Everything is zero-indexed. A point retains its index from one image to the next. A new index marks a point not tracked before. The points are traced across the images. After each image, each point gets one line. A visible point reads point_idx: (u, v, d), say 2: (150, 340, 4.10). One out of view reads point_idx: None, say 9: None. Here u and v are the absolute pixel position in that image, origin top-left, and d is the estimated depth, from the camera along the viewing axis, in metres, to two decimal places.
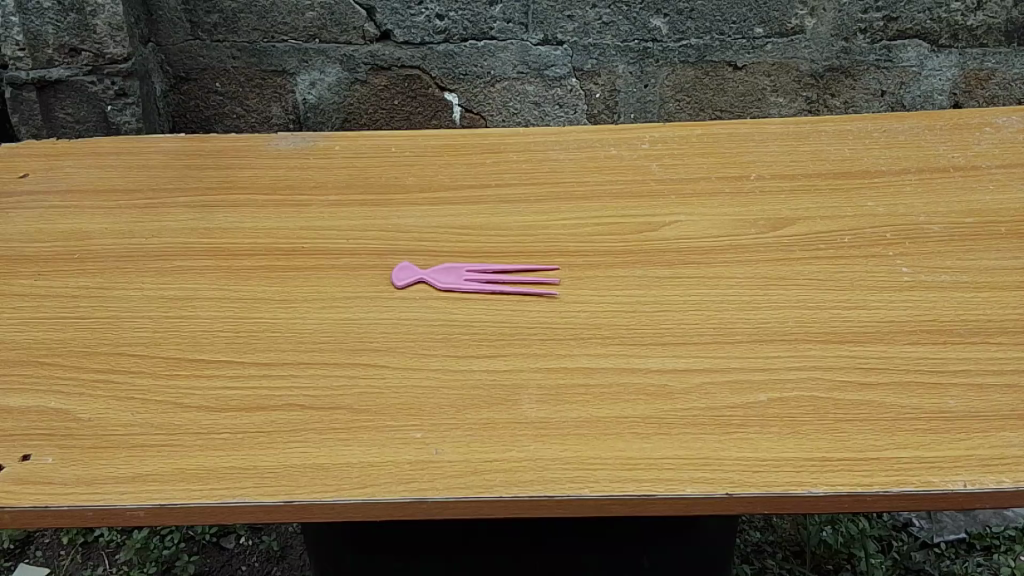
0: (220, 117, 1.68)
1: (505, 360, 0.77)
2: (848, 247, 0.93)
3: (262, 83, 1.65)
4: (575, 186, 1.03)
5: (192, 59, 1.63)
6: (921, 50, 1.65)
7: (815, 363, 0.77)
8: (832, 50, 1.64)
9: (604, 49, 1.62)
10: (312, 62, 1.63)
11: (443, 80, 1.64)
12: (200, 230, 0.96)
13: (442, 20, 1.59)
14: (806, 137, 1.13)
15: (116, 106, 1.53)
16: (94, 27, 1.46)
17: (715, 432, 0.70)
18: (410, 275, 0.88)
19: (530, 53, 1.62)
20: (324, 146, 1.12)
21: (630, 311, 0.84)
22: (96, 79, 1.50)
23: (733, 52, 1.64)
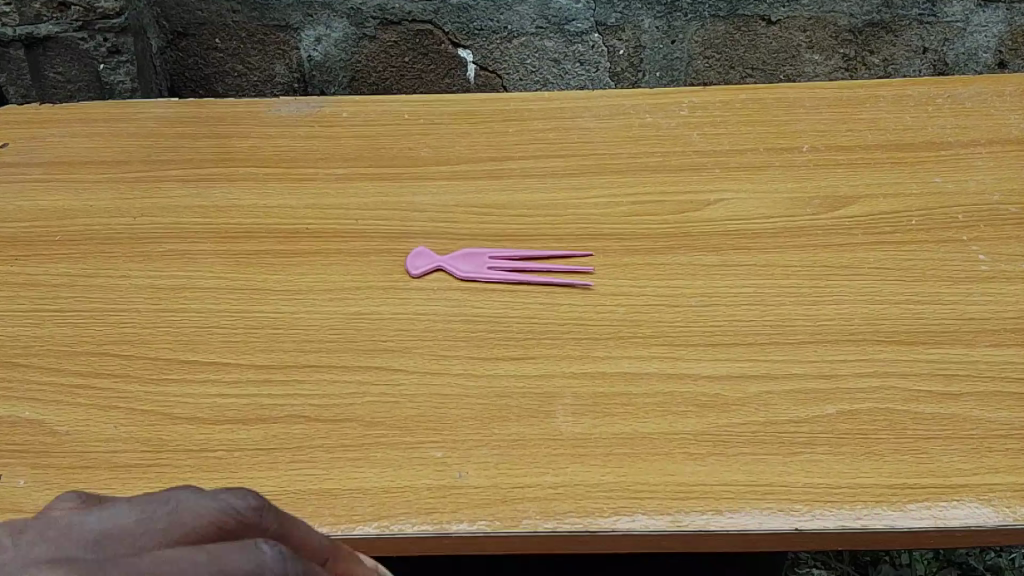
0: (221, 75, 1.58)
1: (535, 364, 0.68)
2: (915, 231, 0.83)
3: (264, 39, 1.54)
4: (607, 159, 0.93)
5: (190, 14, 1.52)
6: (968, 5, 1.51)
7: (888, 369, 0.68)
8: (873, 3, 1.51)
9: (630, 3, 1.49)
10: (317, 17, 1.51)
11: (457, 36, 1.53)
12: (194, 209, 0.87)
13: None
14: (860, 103, 1.03)
15: (110, 65, 1.42)
16: None
17: (779, 454, 0.61)
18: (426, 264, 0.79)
19: (550, 7, 1.49)
20: (329, 113, 1.02)
21: (675, 306, 0.75)
22: (87, 35, 1.39)
23: (766, 5, 1.51)
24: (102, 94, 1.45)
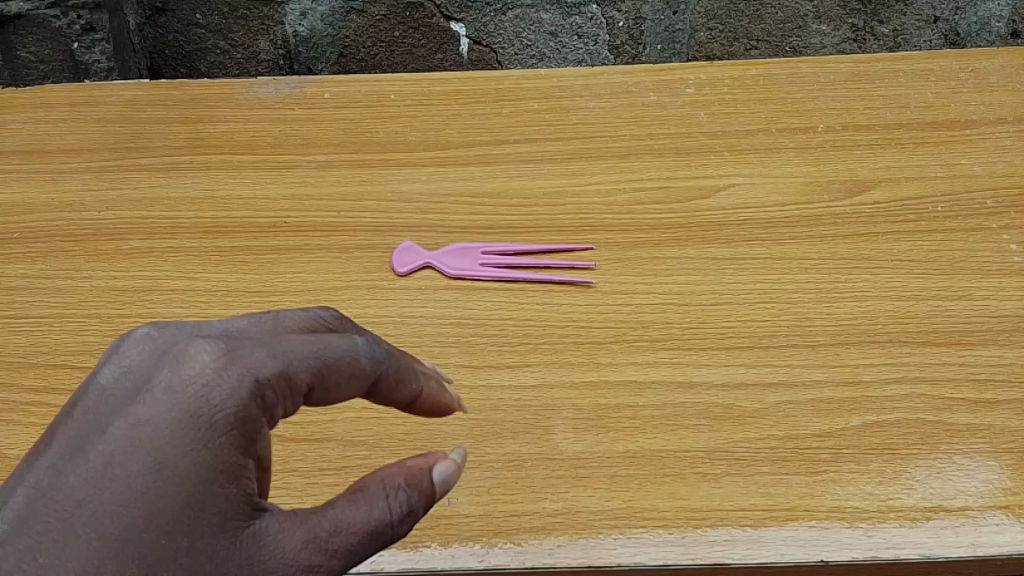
0: (203, 53, 1.44)
1: (532, 372, 0.63)
2: (942, 218, 0.77)
3: (247, 14, 1.41)
4: (608, 141, 0.87)
5: None
6: None
7: (919, 374, 0.63)
8: None
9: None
10: None
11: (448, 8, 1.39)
12: (162, 201, 0.80)
13: None
14: (879, 78, 0.96)
15: (84, 43, 1.33)
16: None
17: (801, 473, 0.56)
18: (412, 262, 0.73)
19: None
20: (310, 93, 0.95)
21: (684, 305, 0.69)
22: (59, 13, 1.30)
23: None
24: (77, 74, 1.36)
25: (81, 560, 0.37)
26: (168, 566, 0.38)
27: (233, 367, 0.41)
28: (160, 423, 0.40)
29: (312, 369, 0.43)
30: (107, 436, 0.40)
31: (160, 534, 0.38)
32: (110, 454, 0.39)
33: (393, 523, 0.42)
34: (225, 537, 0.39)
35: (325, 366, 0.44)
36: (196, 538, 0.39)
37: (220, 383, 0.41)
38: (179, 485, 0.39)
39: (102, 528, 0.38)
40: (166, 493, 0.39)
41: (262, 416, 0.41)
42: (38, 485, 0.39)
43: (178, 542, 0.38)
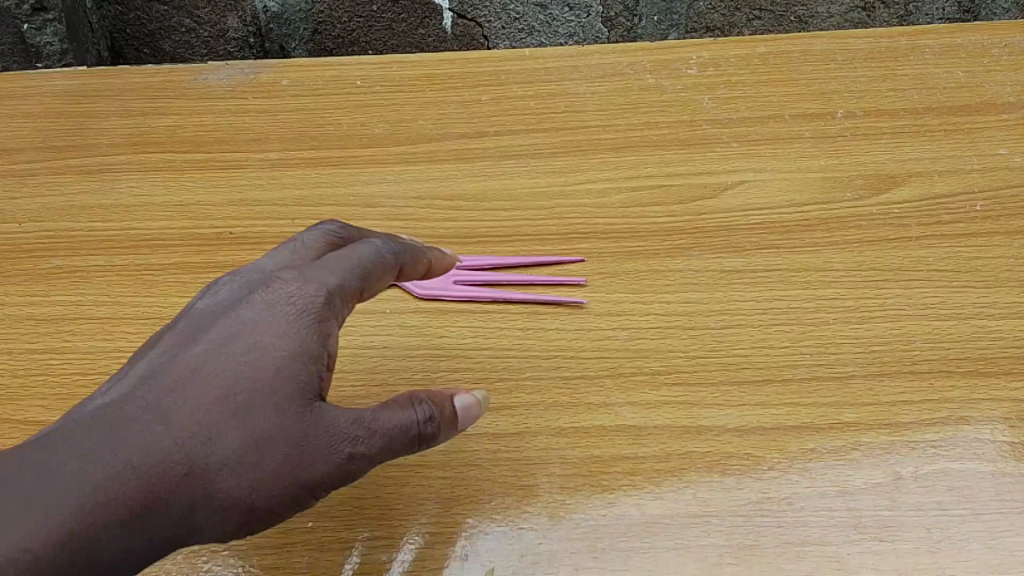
0: (167, 31, 1.10)
1: (512, 416, 0.55)
2: (981, 218, 0.68)
3: None
4: (601, 132, 0.77)
5: None
6: None
7: (961, 415, 0.54)
8: None
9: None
10: None
11: None
12: (93, 211, 0.71)
13: None
14: (904, 54, 0.85)
15: (33, 24, 1.01)
16: None
17: (846, 531, 0.49)
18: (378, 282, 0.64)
19: None
20: (263, 79, 0.83)
21: (689, 329, 0.60)
22: None
23: None
24: (27, 60, 1.05)
25: (182, 418, 0.42)
26: (258, 416, 0.42)
27: (315, 269, 0.48)
28: (257, 312, 0.45)
29: (369, 279, 0.49)
30: (205, 325, 0.46)
31: (249, 398, 0.43)
32: (213, 336, 0.45)
33: (424, 420, 0.46)
34: (301, 403, 0.43)
35: (371, 272, 0.49)
36: (280, 399, 0.43)
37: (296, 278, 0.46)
38: (269, 358, 0.44)
39: (199, 393, 0.43)
40: (253, 366, 0.43)
41: (336, 307, 0.46)
42: (149, 366, 0.44)
43: (264, 404, 0.43)
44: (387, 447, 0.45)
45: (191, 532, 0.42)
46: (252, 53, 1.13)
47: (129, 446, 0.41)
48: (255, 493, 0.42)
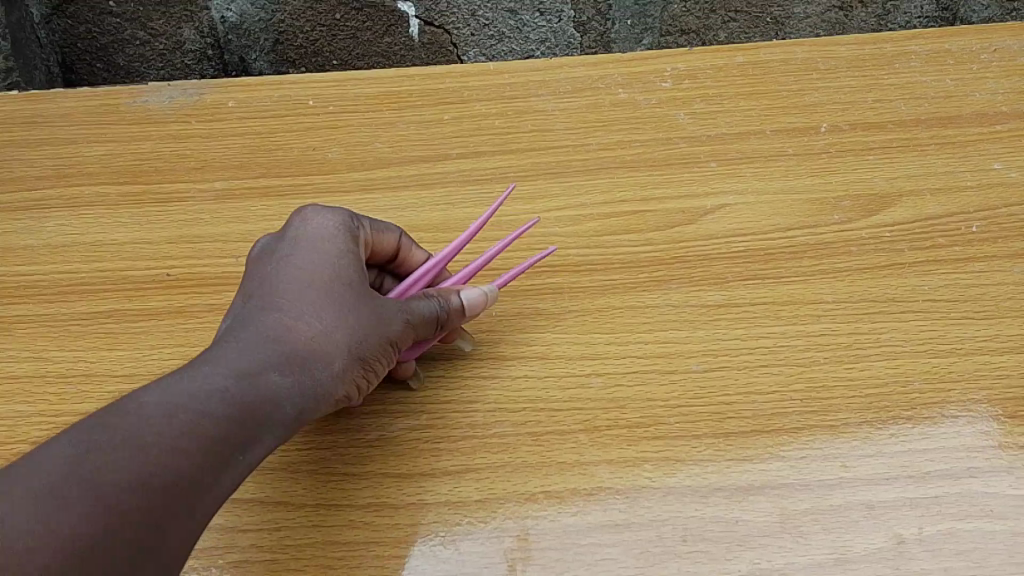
0: (121, 46, 1.03)
1: (477, 480, 0.50)
2: (978, 240, 0.64)
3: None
4: (571, 152, 0.72)
5: None
6: None
7: (970, 465, 0.50)
8: None
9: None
10: None
11: None
12: (19, 252, 0.65)
13: None
14: (889, 61, 0.81)
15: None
16: None
17: None
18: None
19: None
20: (208, 100, 0.78)
21: (669, 374, 0.55)
22: None
23: None
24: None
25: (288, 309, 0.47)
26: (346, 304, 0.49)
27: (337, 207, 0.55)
28: (315, 233, 0.52)
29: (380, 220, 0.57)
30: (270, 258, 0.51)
31: (332, 291, 0.49)
32: (282, 258, 0.51)
33: (439, 305, 0.52)
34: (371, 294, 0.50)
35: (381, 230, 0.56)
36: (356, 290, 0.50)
37: (324, 215, 0.53)
38: (340, 260, 0.50)
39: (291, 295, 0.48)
40: (327, 269, 0.50)
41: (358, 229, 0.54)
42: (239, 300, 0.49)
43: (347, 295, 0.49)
44: (429, 327, 0.52)
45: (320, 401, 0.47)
46: (211, 65, 1.06)
47: (253, 333, 0.46)
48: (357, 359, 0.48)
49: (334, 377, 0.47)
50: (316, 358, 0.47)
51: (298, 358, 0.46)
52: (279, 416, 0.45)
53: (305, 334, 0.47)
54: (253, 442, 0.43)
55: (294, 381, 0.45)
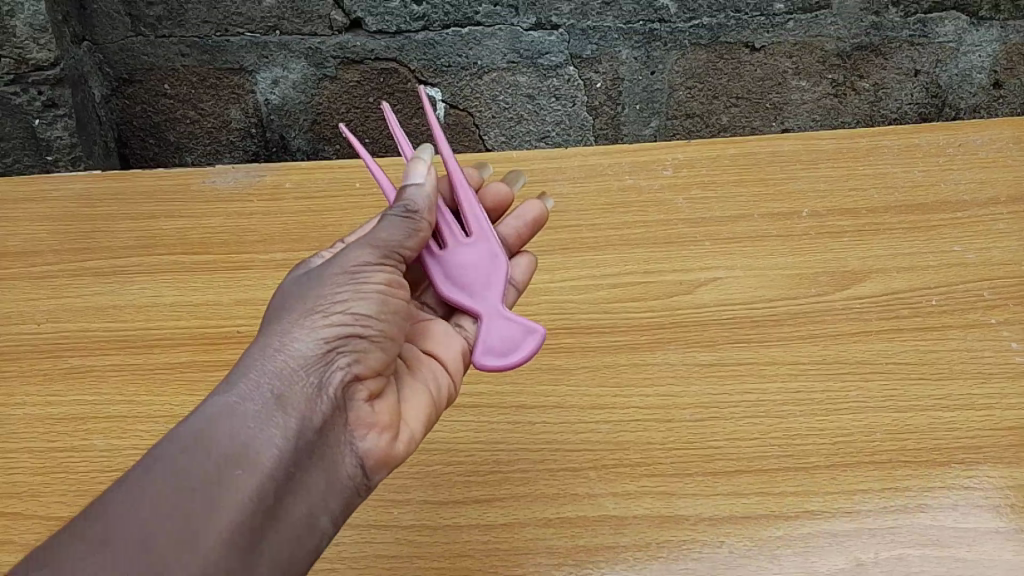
0: (172, 124, 1.17)
1: (503, 507, 0.59)
2: (937, 312, 0.73)
3: (216, 84, 1.13)
4: (584, 230, 0.82)
5: (135, 59, 1.11)
6: (960, 24, 1.12)
7: (921, 503, 0.58)
8: (862, 26, 1.11)
9: (606, 33, 1.09)
10: (273, 57, 1.10)
11: (423, 74, 1.12)
12: (109, 310, 0.75)
13: (420, 4, 1.06)
14: (864, 154, 0.92)
15: (45, 120, 1.06)
16: (10, 28, 0.98)
17: None
18: (491, 342, 0.57)
19: (522, 40, 1.09)
20: (269, 182, 0.90)
21: (666, 422, 0.64)
22: (19, 89, 1.04)
23: (750, 31, 1.10)
24: (39, 153, 1.10)
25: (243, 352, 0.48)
26: (283, 310, 0.49)
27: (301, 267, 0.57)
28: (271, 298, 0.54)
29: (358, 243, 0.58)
30: None
31: (273, 314, 0.49)
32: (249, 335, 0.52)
33: (398, 211, 0.55)
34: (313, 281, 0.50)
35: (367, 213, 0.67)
36: (293, 296, 0.50)
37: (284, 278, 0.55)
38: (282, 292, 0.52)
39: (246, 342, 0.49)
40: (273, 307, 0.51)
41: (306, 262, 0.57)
42: None
43: (284, 305, 0.49)
44: (398, 235, 0.53)
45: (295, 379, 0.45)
46: (254, 141, 1.18)
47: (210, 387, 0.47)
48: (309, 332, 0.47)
49: (295, 347, 0.46)
50: (267, 347, 0.46)
51: (248, 363, 0.46)
52: (253, 404, 0.44)
53: (252, 351, 0.47)
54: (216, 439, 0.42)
55: (249, 373, 0.45)
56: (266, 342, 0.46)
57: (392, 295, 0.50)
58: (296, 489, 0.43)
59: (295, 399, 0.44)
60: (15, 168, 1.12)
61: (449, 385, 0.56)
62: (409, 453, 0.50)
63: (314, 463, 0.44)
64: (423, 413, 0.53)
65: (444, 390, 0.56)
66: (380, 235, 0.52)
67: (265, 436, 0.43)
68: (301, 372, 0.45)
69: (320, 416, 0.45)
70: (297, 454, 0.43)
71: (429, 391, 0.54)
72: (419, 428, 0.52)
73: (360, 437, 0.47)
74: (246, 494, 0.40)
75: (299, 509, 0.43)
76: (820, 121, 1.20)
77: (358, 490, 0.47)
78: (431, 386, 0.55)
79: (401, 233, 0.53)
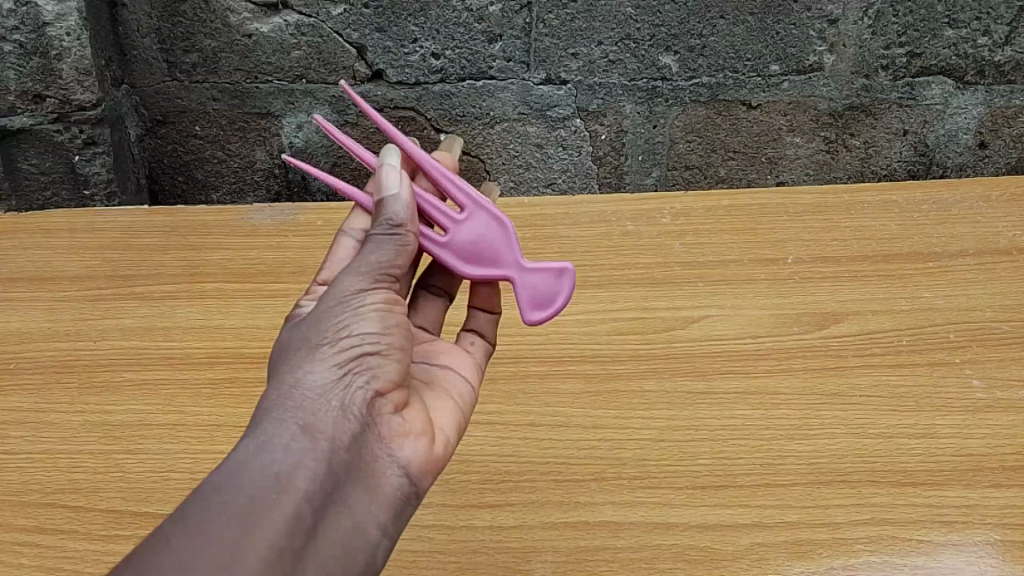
0: (200, 163, 1.25)
1: (513, 511, 0.66)
2: (907, 351, 0.81)
3: (243, 127, 1.21)
4: (588, 270, 0.91)
5: (169, 102, 1.20)
6: (946, 88, 1.22)
7: (885, 518, 0.66)
8: (853, 88, 1.20)
9: (611, 89, 1.18)
10: (298, 104, 1.19)
11: (440, 122, 1.20)
12: (157, 331, 0.83)
13: (438, 59, 1.16)
14: (845, 208, 1.01)
15: (84, 156, 1.13)
16: (60, 72, 1.06)
17: None
18: (533, 292, 0.65)
19: (532, 93, 1.19)
20: (302, 220, 0.99)
21: (660, 441, 0.71)
22: (62, 127, 1.11)
23: (746, 91, 1.20)
24: (75, 188, 1.16)
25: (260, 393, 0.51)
26: (291, 349, 0.52)
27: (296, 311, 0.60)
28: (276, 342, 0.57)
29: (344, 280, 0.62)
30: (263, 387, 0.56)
31: (282, 355, 0.53)
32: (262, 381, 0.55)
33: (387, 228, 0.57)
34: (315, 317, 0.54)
35: (352, 217, 0.68)
36: (296, 335, 0.53)
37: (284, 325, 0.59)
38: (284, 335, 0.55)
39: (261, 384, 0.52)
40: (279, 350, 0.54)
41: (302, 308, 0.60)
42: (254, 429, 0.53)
43: (291, 345, 0.53)
44: (389, 255, 0.56)
45: (314, 409, 0.49)
46: (277, 181, 1.27)
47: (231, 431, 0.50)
48: (321, 364, 0.51)
49: (313, 379, 0.50)
50: (284, 385, 0.50)
51: (267, 401, 0.49)
52: (282, 435, 0.47)
53: (268, 392, 0.50)
54: (251, 468, 0.45)
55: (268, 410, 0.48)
56: (281, 381, 0.50)
57: (391, 313, 0.55)
58: (340, 500, 0.47)
59: (319, 421, 0.48)
60: (50, 203, 1.18)
61: (472, 391, 0.63)
62: (446, 454, 0.55)
63: (353, 473, 0.48)
64: (452, 420, 0.59)
65: (466, 394, 0.62)
66: (369, 257, 0.56)
67: (297, 457, 0.46)
68: (322, 399, 0.49)
69: (349, 432, 0.49)
70: (332, 467, 0.47)
71: (450, 401, 0.60)
72: (452, 432, 0.58)
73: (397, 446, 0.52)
74: (292, 511, 0.44)
75: (343, 522, 0.47)
76: (814, 175, 1.29)
77: (404, 494, 0.51)
78: (454, 395, 0.61)
79: (388, 251, 0.56)
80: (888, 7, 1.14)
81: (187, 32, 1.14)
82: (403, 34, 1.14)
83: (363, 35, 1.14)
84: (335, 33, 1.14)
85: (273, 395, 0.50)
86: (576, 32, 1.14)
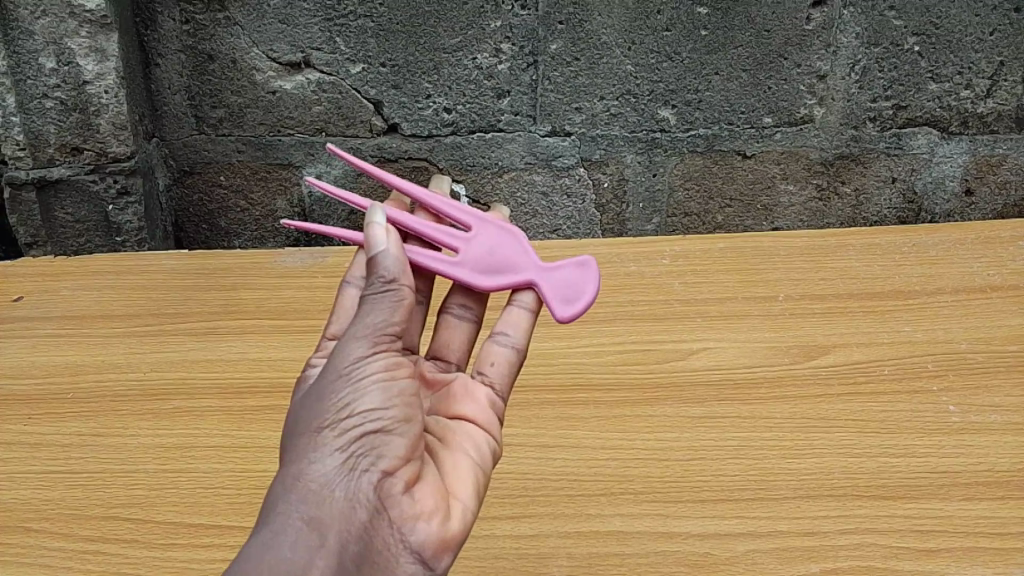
0: (225, 211, 1.34)
1: (530, 523, 0.73)
2: (888, 379, 0.88)
3: (266, 177, 1.31)
4: (595, 306, 0.99)
5: (197, 154, 1.29)
6: (932, 137, 1.31)
7: (867, 528, 0.72)
8: (842, 138, 1.30)
9: (613, 140, 1.28)
10: (319, 155, 1.28)
11: (451, 172, 1.29)
12: (201, 362, 0.91)
13: (450, 113, 1.25)
14: (832, 251, 1.09)
15: (118, 206, 1.22)
16: (98, 126, 1.15)
17: None
18: (561, 285, 0.75)
19: (538, 145, 1.28)
20: (330, 263, 1.07)
21: (663, 459, 0.79)
22: (98, 177, 1.19)
23: (740, 141, 1.29)
24: (109, 235, 1.24)
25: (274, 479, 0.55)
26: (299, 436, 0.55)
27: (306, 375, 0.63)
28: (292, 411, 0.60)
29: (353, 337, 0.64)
30: None
31: (293, 438, 0.56)
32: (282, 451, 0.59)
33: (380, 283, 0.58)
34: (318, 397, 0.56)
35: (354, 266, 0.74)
36: (303, 417, 0.56)
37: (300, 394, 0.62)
38: (296, 411, 0.58)
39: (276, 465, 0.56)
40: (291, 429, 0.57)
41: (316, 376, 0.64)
42: None
43: (299, 429, 0.56)
44: (384, 314, 0.57)
45: (321, 501, 0.52)
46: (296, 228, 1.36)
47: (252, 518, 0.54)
48: (326, 451, 0.53)
49: (318, 469, 0.53)
50: (293, 477, 0.53)
51: (278, 495, 0.53)
52: (292, 531, 0.51)
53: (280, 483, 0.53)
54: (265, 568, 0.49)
55: (279, 506, 0.52)
56: (288, 474, 0.53)
57: (392, 382, 0.56)
58: None
59: (323, 514, 0.52)
60: (84, 249, 1.26)
61: (487, 441, 0.65)
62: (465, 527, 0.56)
63: (364, 562, 0.51)
64: (471, 480, 0.61)
65: (483, 449, 0.64)
66: (367, 321, 0.57)
67: (305, 556, 0.50)
68: (327, 489, 0.52)
69: (358, 520, 0.52)
70: (341, 560, 0.51)
71: (466, 458, 0.62)
72: (472, 497, 0.60)
73: (410, 527, 0.53)
74: None
75: None
76: (808, 221, 1.38)
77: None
78: (472, 451, 0.63)
79: (382, 313, 0.57)
80: (873, 63, 1.24)
81: (216, 90, 1.24)
82: (418, 91, 1.24)
83: (381, 91, 1.23)
84: (354, 90, 1.23)
85: (283, 486, 0.53)
86: (580, 88, 1.24)
